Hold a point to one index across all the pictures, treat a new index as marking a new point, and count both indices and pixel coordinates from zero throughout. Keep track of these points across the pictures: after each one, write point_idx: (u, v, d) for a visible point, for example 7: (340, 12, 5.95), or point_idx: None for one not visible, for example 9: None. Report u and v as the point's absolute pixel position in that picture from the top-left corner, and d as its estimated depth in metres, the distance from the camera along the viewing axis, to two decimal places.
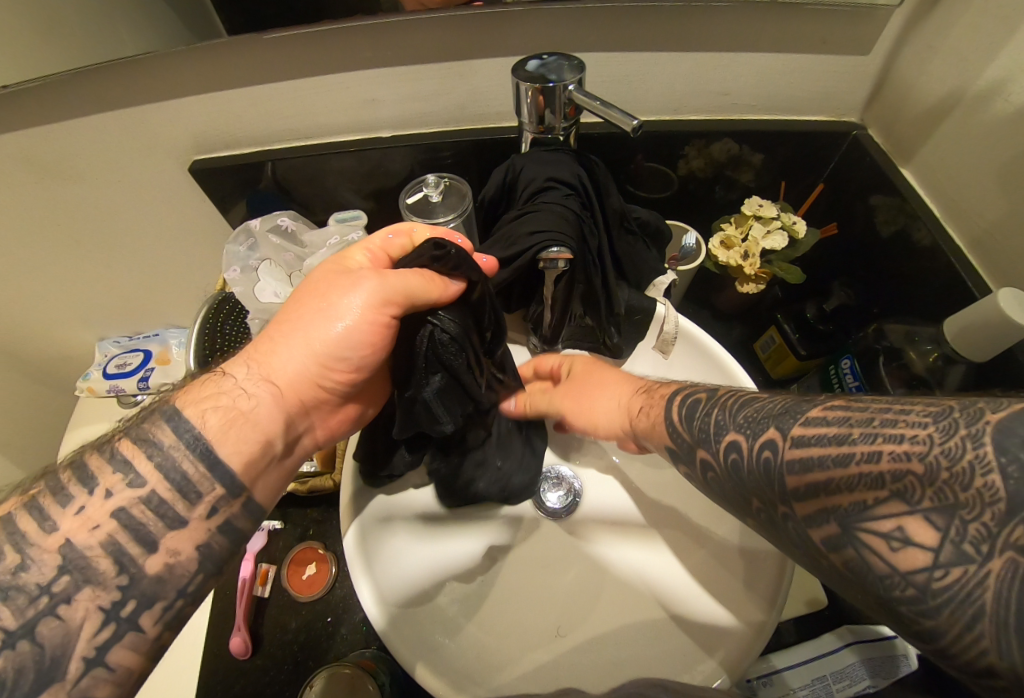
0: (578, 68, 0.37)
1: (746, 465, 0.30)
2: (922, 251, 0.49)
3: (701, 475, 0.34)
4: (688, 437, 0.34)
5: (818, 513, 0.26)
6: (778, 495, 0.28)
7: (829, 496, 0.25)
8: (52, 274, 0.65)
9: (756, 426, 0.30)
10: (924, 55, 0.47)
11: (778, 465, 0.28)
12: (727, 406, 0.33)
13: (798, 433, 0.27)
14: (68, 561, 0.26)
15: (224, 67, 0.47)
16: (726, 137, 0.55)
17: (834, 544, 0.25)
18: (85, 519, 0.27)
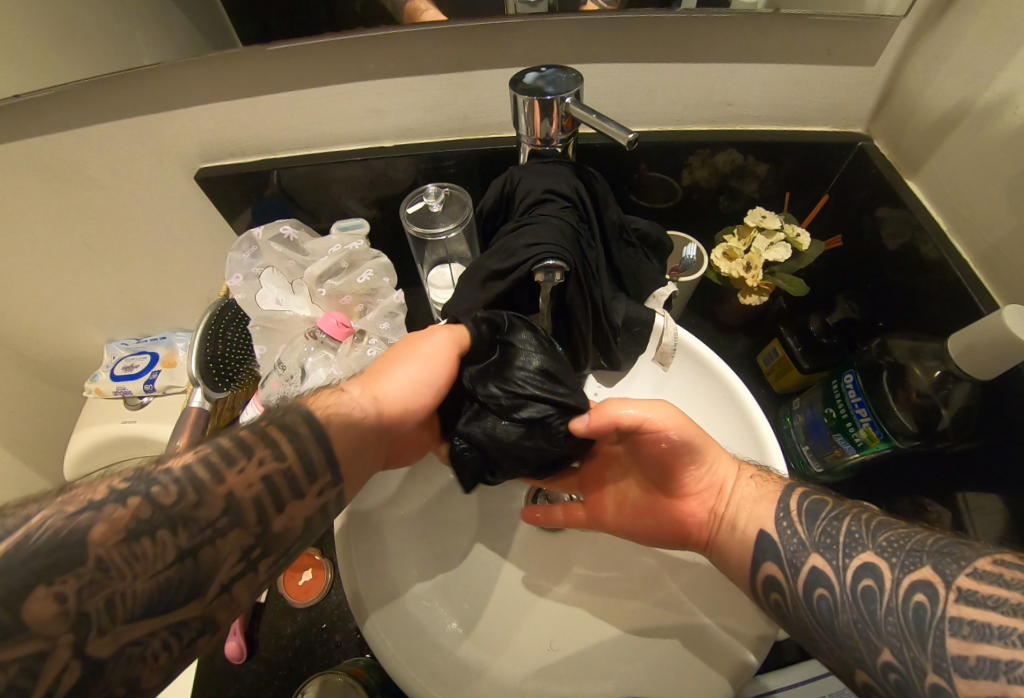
0: (575, 81, 0.37)
1: (883, 602, 0.26)
2: (928, 264, 0.48)
3: (804, 599, 0.30)
4: (805, 541, 0.31)
5: (994, 696, 0.21)
6: (929, 656, 0.24)
7: (1015, 683, 0.20)
8: (64, 277, 0.67)
9: (905, 557, 0.27)
10: (931, 67, 0.46)
11: (935, 620, 0.24)
12: (857, 519, 0.31)
13: (967, 587, 0.24)
14: (239, 503, 0.26)
15: (232, 78, 0.48)
16: (730, 148, 0.54)
17: None
18: (235, 491, 0.26)
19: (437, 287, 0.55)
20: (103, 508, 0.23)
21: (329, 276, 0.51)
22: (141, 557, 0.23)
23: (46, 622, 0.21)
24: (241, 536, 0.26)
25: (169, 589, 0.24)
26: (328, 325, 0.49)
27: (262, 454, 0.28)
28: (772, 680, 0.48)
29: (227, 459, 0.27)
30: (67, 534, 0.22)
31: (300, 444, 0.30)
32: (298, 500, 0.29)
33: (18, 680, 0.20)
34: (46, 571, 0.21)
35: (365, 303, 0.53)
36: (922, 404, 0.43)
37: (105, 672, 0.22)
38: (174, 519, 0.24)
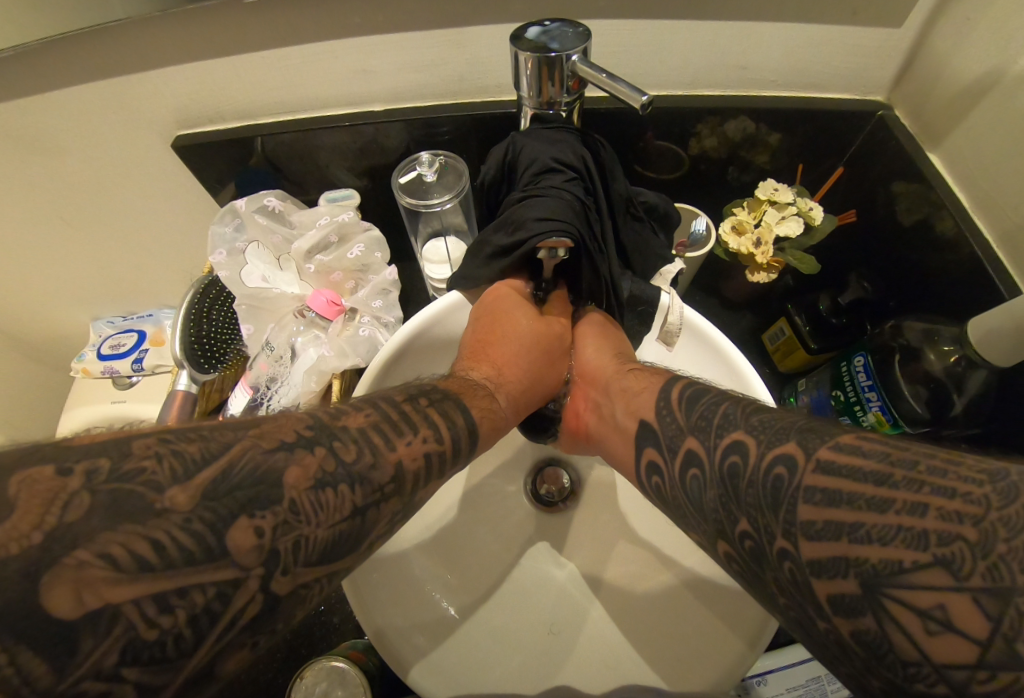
0: (583, 37, 0.34)
1: (745, 476, 0.25)
2: (945, 244, 0.47)
3: (679, 474, 0.30)
4: (682, 423, 0.31)
5: (831, 559, 0.20)
6: (780, 523, 0.22)
7: (853, 544, 0.20)
8: (40, 251, 0.63)
9: (773, 434, 0.25)
10: (961, 29, 0.43)
11: (790, 490, 0.22)
12: (735, 404, 0.29)
13: (825, 458, 0.22)
14: (403, 471, 0.28)
15: (203, 34, 0.43)
16: (741, 115, 0.51)
17: (835, 591, 0.20)
18: (411, 449, 0.29)
19: (432, 262, 0.53)
20: (295, 451, 0.24)
21: (318, 251, 0.49)
22: (325, 506, 0.24)
23: (245, 553, 0.21)
24: (396, 503, 0.28)
25: (337, 541, 0.24)
26: (318, 304, 0.47)
27: (426, 433, 0.30)
28: (769, 660, 0.48)
29: (394, 431, 0.29)
30: (267, 470, 0.23)
31: (450, 424, 0.32)
32: (437, 476, 0.31)
33: (213, 600, 0.20)
34: (248, 503, 0.21)
35: (357, 280, 0.50)
36: (935, 388, 0.42)
37: (277, 608, 0.22)
38: (353, 475, 0.25)
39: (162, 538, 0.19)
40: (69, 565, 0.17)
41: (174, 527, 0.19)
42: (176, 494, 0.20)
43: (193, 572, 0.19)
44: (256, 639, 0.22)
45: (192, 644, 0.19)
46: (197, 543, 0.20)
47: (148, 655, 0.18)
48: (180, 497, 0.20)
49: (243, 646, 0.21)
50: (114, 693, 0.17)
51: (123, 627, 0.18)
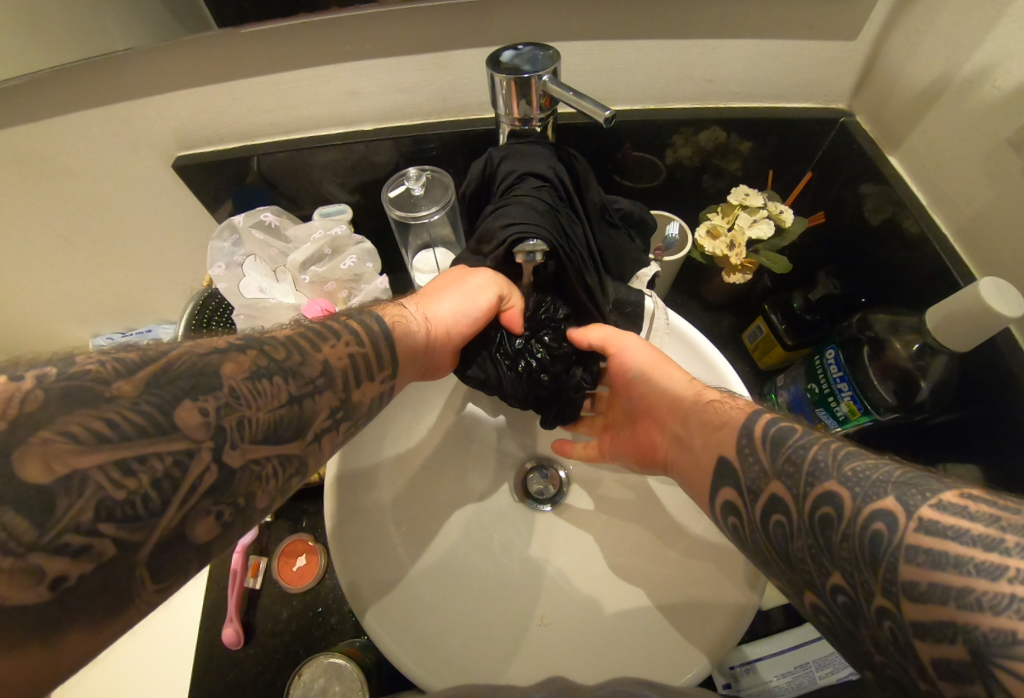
0: (553, 59, 0.37)
1: (839, 530, 0.24)
2: (909, 240, 0.49)
3: (762, 522, 0.29)
4: (766, 467, 0.30)
5: (934, 621, 0.20)
6: (879, 580, 0.22)
7: (962, 610, 0.19)
8: (43, 270, 0.66)
9: (868, 486, 0.24)
10: (912, 40, 0.46)
11: (890, 548, 0.22)
12: (823, 445, 0.28)
13: (928, 517, 0.22)
14: (331, 368, 0.32)
15: (201, 62, 0.46)
16: (712, 126, 0.54)
17: (939, 653, 0.20)
18: (335, 351, 0.33)
19: (422, 272, 0.55)
20: (228, 353, 0.28)
21: (311, 262, 0.51)
22: (262, 393, 0.28)
23: (192, 427, 0.25)
24: (332, 395, 0.32)
25: (278, 425, 0.29)
26: (313, 312, 0.49)
27: (347, 339, 0.34)
28: (760, 648, 0.49)
29: (319, 336, 0.33)
30: (204, 365, 0.27)
31: (372, 336, 0.36)
32: (370, 381, 0.35)
33: (173, 466, 0.24)
34: (191, 389, 0.26)
35: (350, 288, 0.52)
36: (901, 376, 0.44)
37: (234, 480, 0.27)
38: (286, 369, 0.30)
39: (115, 419, 0.23)
40: (35, 442, 0.22)
41: (124, 409, 0.24)
42: (122, 384, 0.24)
43: (142, 444, 0.24)
44: (221, 509, 0.26)
45: (159, 507, 0.24)
46: (147, 422, 0.24)
47: (121, 514, 0.23)
48: (125, 385, 0.24)
49: (208, 513, 0.26)
50: (95, 548, 0.22)
51: (93, 490, 0.22)
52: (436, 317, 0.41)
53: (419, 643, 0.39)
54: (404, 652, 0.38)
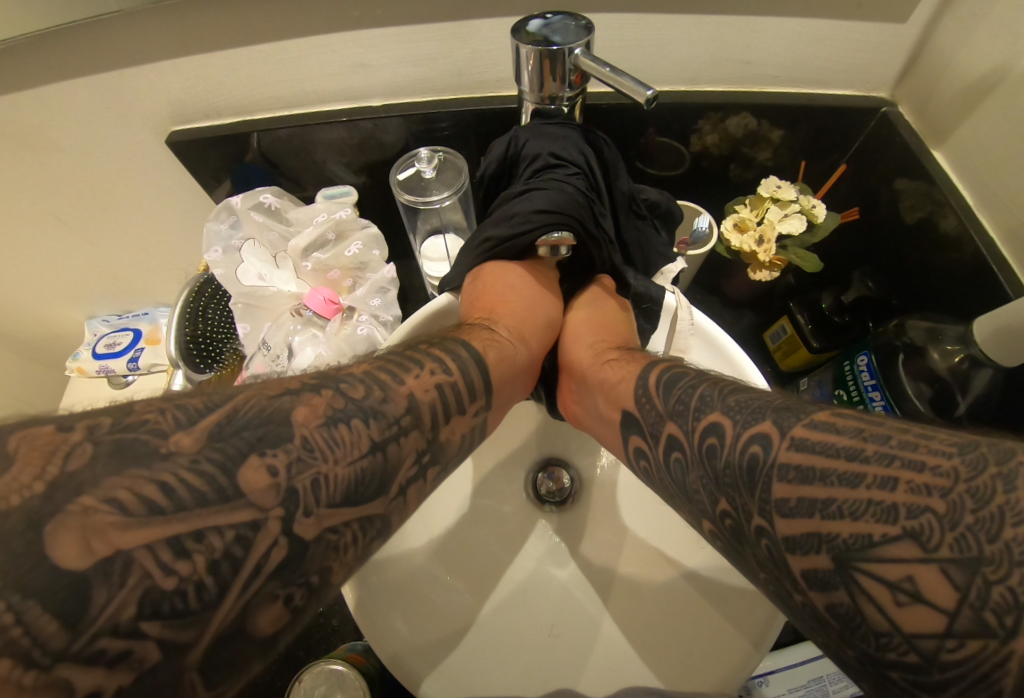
0: (586, 30, 0.33)
1: (724, 456, 0.25)
2: (950, 241, 0.46)
3: (663, 459, 0.29)
4: (661, 409, 0.30)
5: (805, 535, 0.20)
6: (756, 500, 0.23)
7: (826, 518, 0.20)
8: (33, 249, 0.63)
9: (748, 414, 0.25)
10: (967, 24, 0.42)
11: (765, 469, 0.22)
12: (714, 388, 0.29)
13: (799, 435, 0.22)
14: (418, 402, 0.29)
15: (196, 28, 0.43)
16: (744, 111, 0.51)
17: (809, 566, 0.20)
18: (421, 381, 0.30)
19: (431, 259, 0.52)
20: (301, 393, 0.25)
21: (314, 248, 0.48)
22: (341, 442, 0.24)
23: (259, 492, 0.21)
24: (418, 436, 0.28)
25: (364, 478, 0.25)
26: (315, 302, 0.46)
27: (432, 367, 0.31)
28: (771, 660, 0.48)
29: (402, 368, 0.30)
30: (273, 411, 0.24)
31: (460, 364, 0.33)
32: (461, 414, 0.32)
33: (234, 544, 0.20)
34: (256, 443, 0.22)
35: (355, 278, 0.50)
36: (940, 388, 0.42)
37: (306, 556, 0.22)
38: (366, 409, 0.26)
39: (171, 482, 0.20)
40: (74, 511, 0.18)
41: (181, 468, 0.20)
42: (181, 438, 0.21)
43: (207, 515, 0.20)
44: (291, 592, 0.22)
45: (216, 596, 0.19)
46: (207, 484, 0.20)
47: (170, 608, 0.18)
48: (186, 441, 0.21)
49: (275, 598, 0.21)
50: (136, 653, 0.17)
51: (138, 578, 0.18)
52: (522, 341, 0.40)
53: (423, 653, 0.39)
54: (409, 666, 0.38)
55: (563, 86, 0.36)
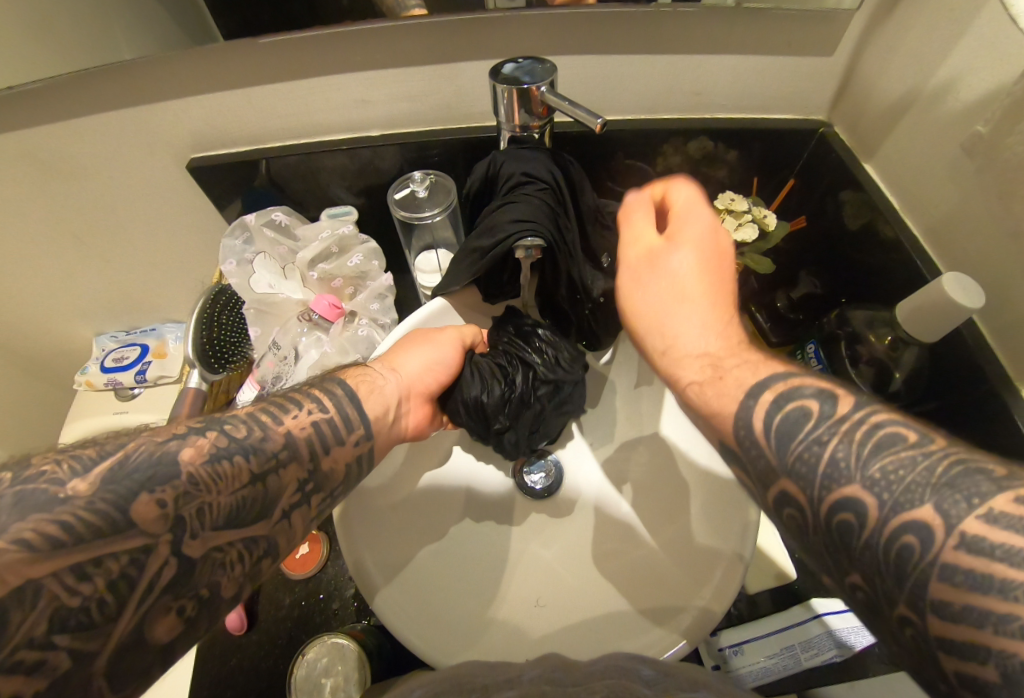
0: (550, 71, 0.40)
1: (862, 537, 0.24)
2: (884, 242, 0.52)
3: (773, 508, 0.29)
4: (772, 457, 0.28)
5: (969, 642, 0.20)
6: (905, 592, 0.23)
7: (998, 636, 0.20)
8: (51, 269, 0.67)
9: (897, 495, 0.24)
10: (884, 57, 0.50)
11: (922, 563, 0.22)
12: (844, 437, 0.26)
13: (973, 533, 0.21)
14: (293, 439, 0.33)
15: (217, 69, 0.49)
16: (700, 136, 0.58)
17: (966, 669, 0.21)
18: (297, 421, 0.34)
19: (424, 272, 0.57)
20: (188, 438, 0.30)
21: (320, 260, 0.54)
22: (223, 477, 0.30)
23: (149, 521, 0.27)
24: (298, 466, 0.33)
25: (242, 506, 0.30)
26: (320, 307, 0.51)
27: (310, 407, 0.35)
28: (745, 631, 0.52)
29: (282, 409, 0.35)
30: (162, 455, 0.29)
31: (337, 401, 0.37)
32: (340, 446, 0.36)
33: (128, 566, 0.26)
34: (146, 482, 0.28)
35: (356, 286, 0.55)
36: (879, 368, 0.48)
37: (195, 572, 0.28)
38: (247, 447, 0.32)
39: (69, 521, 0.25)
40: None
41: (78, 508, 0.26)
42: (77, 484, 0.26)
43: (96, 546, 0.26)
44: (182, 605, 0.28)
45: (115, 610, 0.26)
46: (102, 519, 0.26)
47: (76, 622, 0.24)
48: (81, 487, 0.26)
49: (168, 611, 0.27)
50: (50, 660, 0.23)
51: (47, 600, 0.24)
52: (406, 374, 0.42)
53: (435, 623, 0.42)
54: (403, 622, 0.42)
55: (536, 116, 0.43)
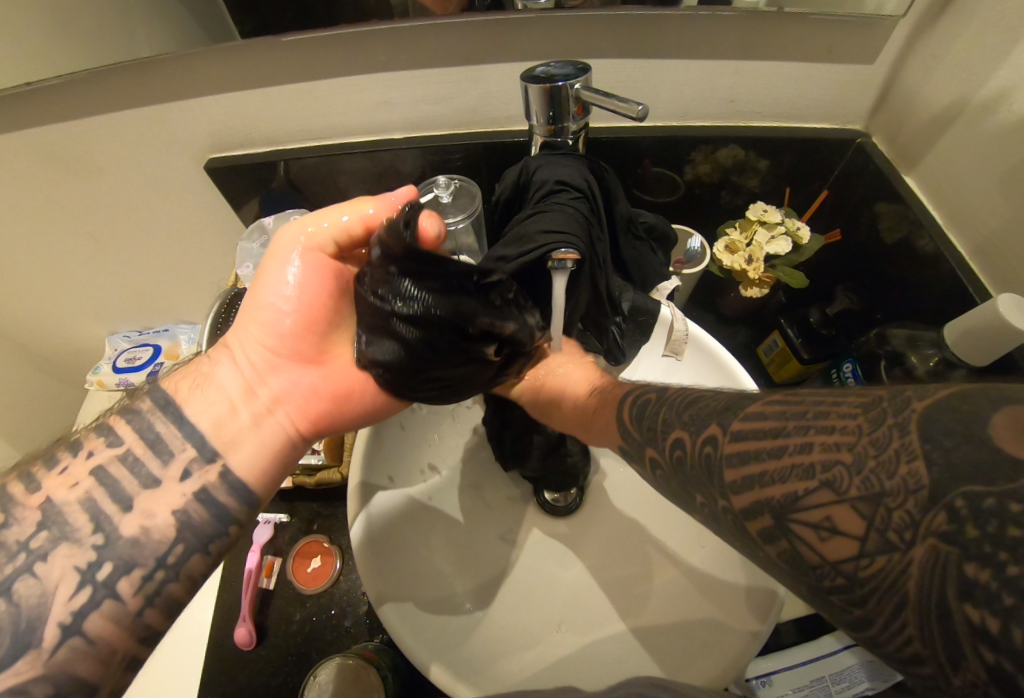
0: (583, 70, 0.38)
1: (690, 462, 0.26)
2: (925, 258, 0.50)
3: (665, 459, 0.28)
4: (640, 439, 0.31)
5: (751, 504, 0.22)
6: (716, 487, 0.24)
7: (763, 488, 0.22)
8: (66, 267, 0.66)
9: (701, 422, 0.26)
10: (928, 65, 0.48)
11: (718, 459, 0.24)
12: (673, 410, 0.30)
13: (739, 431, 0.24)
14: (85, 516, 0.31)
15: (240, 67, 0.48)
16: (733, 144, 0.56)
17: (760, 527, 0.22)
18: (67, 477, 0.32)
19: None
20: None
21: None
22: None
23: None
24: (88, 555, 0.30)
25: (67, 617, 0.29)
26: None
27: (93, 448, 0.33)
28: (772, 661, 0.49)
29: (64, 457, 0.33)
30: None
31: (177, 421, 0.35)
32: (166, 497, 0.33)
33: None
34: None
35: None
36: None
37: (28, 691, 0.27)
38: None
39: None
40: None
41: None
42: None
43: None
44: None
45: None
46: None
47: None
48: None
49: None
50: None
51: None
52: (230, 346, 0.39)
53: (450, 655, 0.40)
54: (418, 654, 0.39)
55: (576, 120, 0.41)
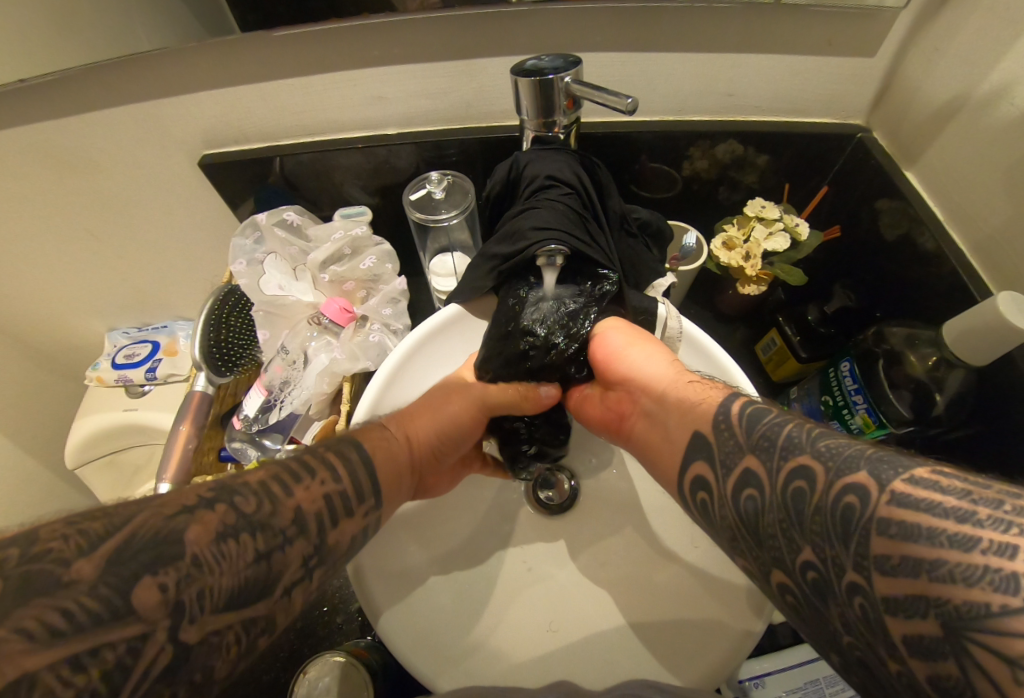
0: (574, 63, 0.37)
1: (812, 502, 0.24)
2: (926, 256, 0.49)
3: (734, 489, 0.29)
4: (743, 442, 0.29)
5: (910, 596, 0.20)
6: (851, 556, 0.22)
7: (933, 582, 0.19)
8: (64, 264, 0.67)
9: (842, 462, 0.24)
10: (930, 58, 0.47)
11: (861, 525, 0.22)
12: (802, 428, 0.27)
13: (901, 491, 0.21)
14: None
15: (232, 62, 0.48)
16: (730, 139, 0.55)
17: (911, 630, 0.20)
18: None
19: (439, 275, 0.55)
20: None
21: (332, 261, 0.52)
22: None
23: None
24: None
25: None
26: (331, 311, 0.50)
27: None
28: (766, 663, 0.49)
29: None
30: None
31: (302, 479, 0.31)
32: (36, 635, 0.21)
33: None
34: None
35: (368, 289, 0.53)
36: (918, 390, 0.44)
37: None
38: None
39: None
40: None
41: None
42: None
43: None
44: None
45: None
46: None
47: None
48: None
49: None
50: None
51: None
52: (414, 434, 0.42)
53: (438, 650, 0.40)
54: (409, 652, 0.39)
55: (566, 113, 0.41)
